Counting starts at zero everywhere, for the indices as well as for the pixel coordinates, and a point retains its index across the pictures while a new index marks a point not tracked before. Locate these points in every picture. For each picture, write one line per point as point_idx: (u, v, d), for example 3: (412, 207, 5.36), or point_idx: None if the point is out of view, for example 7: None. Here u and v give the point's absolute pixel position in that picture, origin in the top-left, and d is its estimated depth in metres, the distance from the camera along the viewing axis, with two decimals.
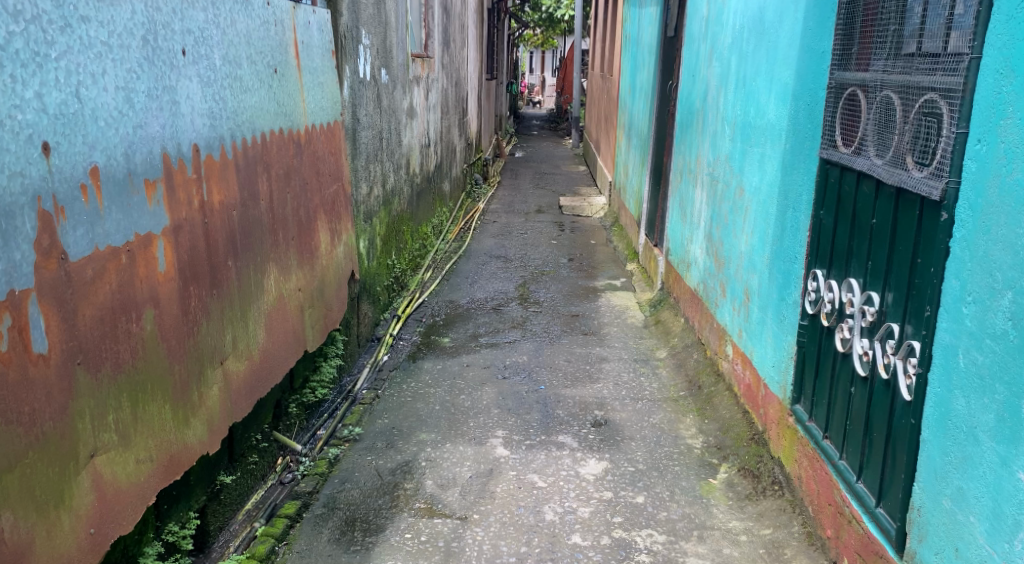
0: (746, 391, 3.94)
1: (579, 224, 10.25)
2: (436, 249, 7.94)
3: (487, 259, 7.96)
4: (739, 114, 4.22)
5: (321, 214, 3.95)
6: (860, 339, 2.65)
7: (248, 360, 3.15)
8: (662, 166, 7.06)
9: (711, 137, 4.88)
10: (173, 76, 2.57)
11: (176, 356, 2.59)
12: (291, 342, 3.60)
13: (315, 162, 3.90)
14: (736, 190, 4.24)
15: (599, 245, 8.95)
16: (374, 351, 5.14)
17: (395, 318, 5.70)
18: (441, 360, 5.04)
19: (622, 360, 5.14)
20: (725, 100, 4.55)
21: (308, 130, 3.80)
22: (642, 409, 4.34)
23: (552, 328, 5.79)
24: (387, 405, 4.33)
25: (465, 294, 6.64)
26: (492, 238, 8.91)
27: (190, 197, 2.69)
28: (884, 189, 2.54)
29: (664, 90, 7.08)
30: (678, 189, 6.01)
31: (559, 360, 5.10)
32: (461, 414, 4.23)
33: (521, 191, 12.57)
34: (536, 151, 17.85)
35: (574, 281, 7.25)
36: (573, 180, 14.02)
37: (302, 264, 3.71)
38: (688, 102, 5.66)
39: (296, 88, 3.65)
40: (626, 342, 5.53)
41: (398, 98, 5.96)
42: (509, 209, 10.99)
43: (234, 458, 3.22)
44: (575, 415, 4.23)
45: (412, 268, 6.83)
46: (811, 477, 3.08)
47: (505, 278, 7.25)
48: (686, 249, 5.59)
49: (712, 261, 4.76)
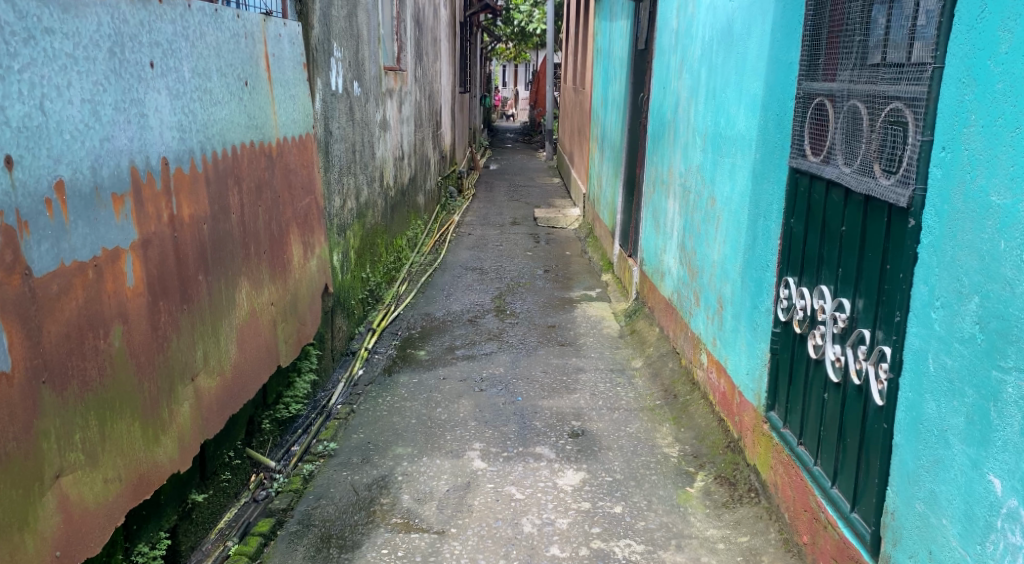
0: (722, 399, 3.96)
1: (554, 235, 10.27)
2: (412, 262, 7.92)
3: (462, 271, 7.95)
4: (709, 124, 4.26)
5: (293, 227, 3.93)
6: (832, 345, 2.66)
7: (220, 376, 3.12)
8: (635, 177, 7.10)
9: (683, 148, 4.91)
10: (142, 89, 2.55)
11: (145, 373, 2.56)
12: (264, 356, 3.56)
13: (287, 175, 3.87)
14: (708, 200, 4.27)
15: (574, 256, 8.97)
16: (349, 365, 5.10)
17: (370, 332, 5.67)
18: (418, 374, 5.01)
19: (599, 371, 5.14)
20: (696, 111, 4.59)
21: (280, 143, 3.78)
22: (619, 419, 4.35)
23: (529, 340, 5.79)
24: (363, 420, 4.30)
25: (441, 306, 6.62)
26: (468, 251, 8.90)
27: (159, 211, 2.66)
28: (853, 197, 2.56)
29: (636, 101, 7.12)
30: (651, 198, 6.04)
31: (536, 372, 5.09)
32: (438, 427, 4.20)
33: (496, 204, 12.59)
34: (510, 163, 17.89)
35: (550, 292, 7.25)
36: (548, 192, 14.06)
37: (274, 278, 3.68)
38: (659, 113, 5.70)
39: (267, 101, 3.63)
40: (602, 353, 5.53)
41: (370, 112, 5.95)
42: (485, 221, 11.00)
43: (206, 476, 3.18)
44: (552, 426, 4.22)
45: (388, 281, 6.81)
46: (786, 483, 3.09)
47: (481, 290, 7.24)
48: (659, 259, 5.62)
49: (685, 271, 4.79)
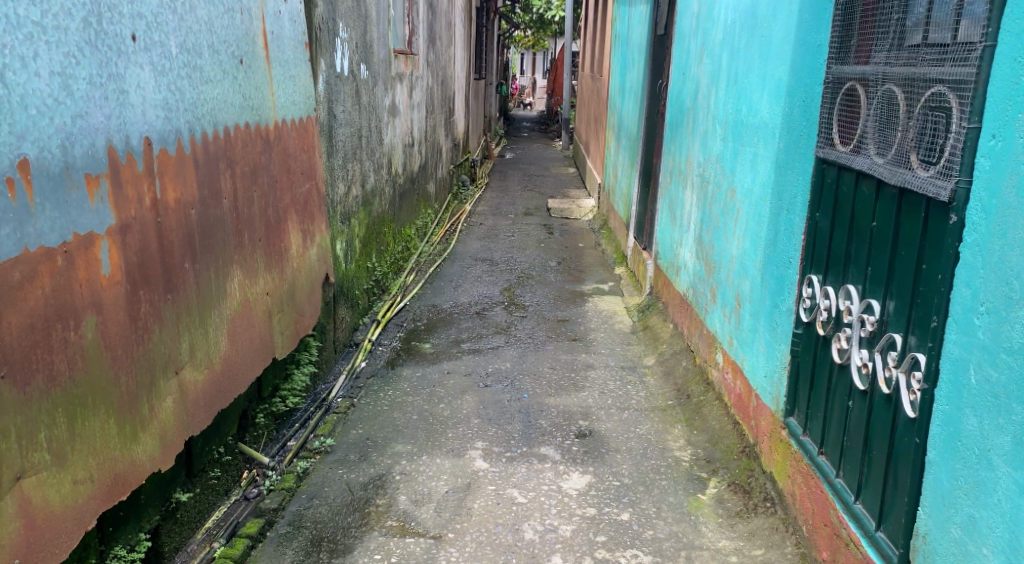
0: (737, 402, 3.79)
1: (567, 226, 10.09)
2: (421, 251, 7.76)
3: (472, 261, 7.79)
4: (731, 112, 4.06)
5: (291, 214, 3.76)
6: (859, 350, 2.48)
7: (209, 369, 2.97)
8: (652, 168, 6.91)
9: (702, 137, 4.71)
10: (121, 63, 2.38)
11: (122, 368, 2.40)
12: (259, 350, 3.41)
13: (286, 159, 3.71)
14: (727, 193, 4.09)
15: (586, 249, 8.78)
16: (351, 357, 4.96)
17: (375, 323, 5.52)
18: (421, 367, 4.85)
19: (609, 368, 4.97)
20: (716, 99, 4.39)
21: (278, 125, 3.62)
22: (629, 420, 4.17)
23: (538, 334, 5.62)
24: (362, 415, 4.14)
25: (448, 298, 6.47)
26: (479, 241, 8.73)
27: (140, 194, 2.50)
28: (885, 190, 2.36)
29: (654, 89, 6.91)
30: (667, 189, 5.85)
31: (544, 368, 4.92)
32: (439, 424, 4.04)
33: (509, 193, 12.42)
34: (525, 153, 17.70)
35: (561, 285, 7.08)
36: (562, 182, 13.88)
37: (270, 267, 3.52)
38: (678, 100, 5.50)
39: (264, 81, 3.46)
40: (613, 349, 5.37)
41: (379, 98, 5.79)
42: (497, 211, 10.83)
43: (193, 474, 3.03)
44: (559, 426, 4.06)
45: (395, 270, 6.66)
46: (805, 494, 2.90)
47: (490, 281, 7.07)
48: (675, 253, 5.43)
49: (702, 266, 4.60)
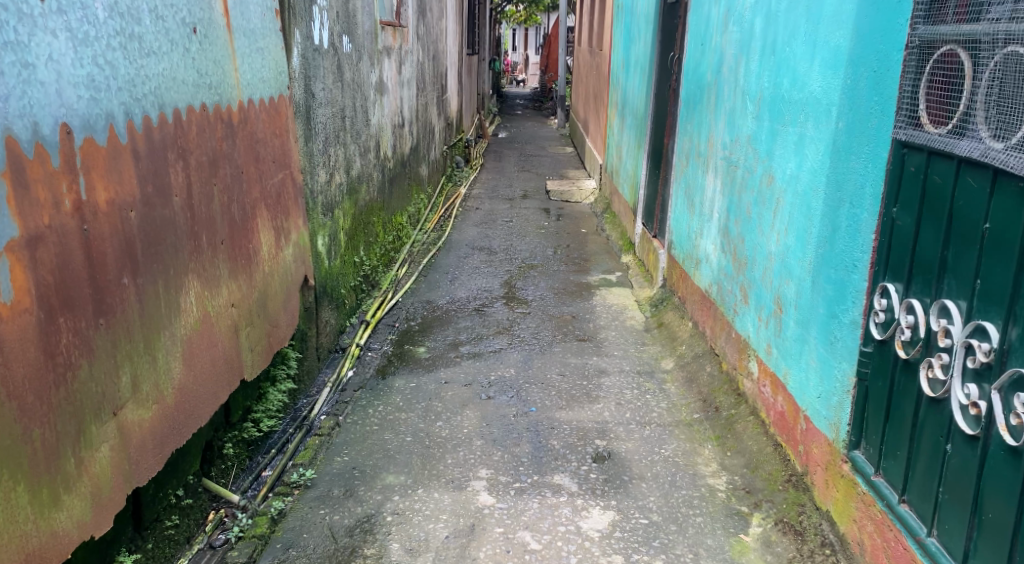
0: (779, 421, 3.30)
1: (567, 211, 9.63)
2: (413, 240, 7.26)
3: (469, 251, 7.31)
4: (767, 86, 3.55)
5: (261, 209, 3.24)
6: (963, 384, 2.01)
7: (160, 403, 2.46)
8: (664, 148, 6.39)
9: (727, 115, 4.21)
10: (22, 28, 1.88)
11: (32, 417, 1.91)
12: (225, 373, 2.91)
13: (253, 145, 3.18)
14: (762, 180, 3.59)
15: (590, 235, 8.35)
16: (337, 365, 4.46)
17: (363, 325, 5.02)
18: (415, 376, 4.34)
19: (624, 374, 4.48)
20: (747, 71, 3.88)
21: (243, 106, 3.08)
22: (651, 437, 3.69)
23: (543, 334, 5.19)
24: (349, 438, 3.62)
25: (444, 293, 6.00)
26: (475, 228, 8.24)
27: (57, 196, 1.98)
28: (1004, 183, 1.92)
29: (665, 62, 6.38)
30: (685, 172, 5.34)
31: (552, 375, 4.43)
32: (437, 447, 3.54)
33: (506, 175, 11.90)
34: (521, 131, 17.13)
35: (565, 276, 6.66)
36: (559, 162, 13.34)
37: (235, 273, 3.01)
38: (696, 74, 4.98)
39: (224, 54, 2.92)
40: (626, 351, 4.90)
41: (364, 74, 5.25)
42: (493, 195, 10.34)
43: (143, 527, 2.55)
44: (573, 447, 3.56)
45: (385, 263, 6.15)
46: (879, 547, 2.41)
47: (488, 273, 6.60)
48: (695, 245, 4.93)
49: (729, 261, 4.11)
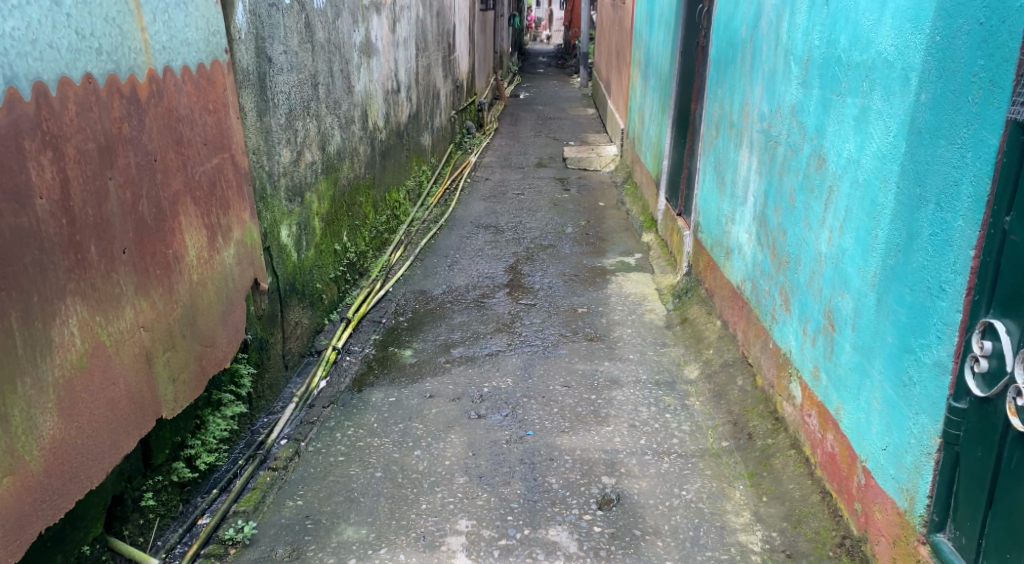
0: (830, 465, 2.67)
1: (585, 183, 9.11)
2: (413, 219, 6.82)
3: (475, 230, 6.97)
4: (819, 45, 2.91)
5: (188, 204, 2.62)
6: None
7: (17, 472, 1.94)
8: (690, 114, 5.72)
9: (768, 79, 3.57)
10: None
11: None
12: (125, 418, 2.27)
13: (174, 124, 2.56)
14: (812, 161, 2.96)
15: (609, 209, 7.93)
16: (309, 373, 3.88)
17: (343, 323, 4.45)
18: (396, 388, 3.75)
19: (640, 386, 3.88)
20: (792, 27, 3.25)
21: (154, 75, 2.45)
22: (671, 474, 3.08)
23: (548, 333, 4.65)
24: (308, 474, 3.04)
25: (441, 281, 5.52)
26: (483, 204, 7.90)
27: None
28: None
29: (695, 16, 5.70)
30: (714, 144, 4.69)
31: (556, 388, 3.83)
32: (411, 486, 2.95)
33: (521, 142, 11.29)
34: (541, 92, 16.37)
35: (578, 260, 6.21)
36: (580, 126, 12.61)
37: (144, 289, 2.38)
38: (730, 30, 4.33)
39: (121, 8, 2.29)
40: (644, 355, 4.31)
41: (343, 34, 4.62)
42: (506, 166, 9.84)
43: None
44: (574, 487, 2.98)
45: (377, 248, 5.64)
46: None
47: (493, 258, 6.18)
48: (725, 231, 4.29)
49: (766, 255, 3.48)
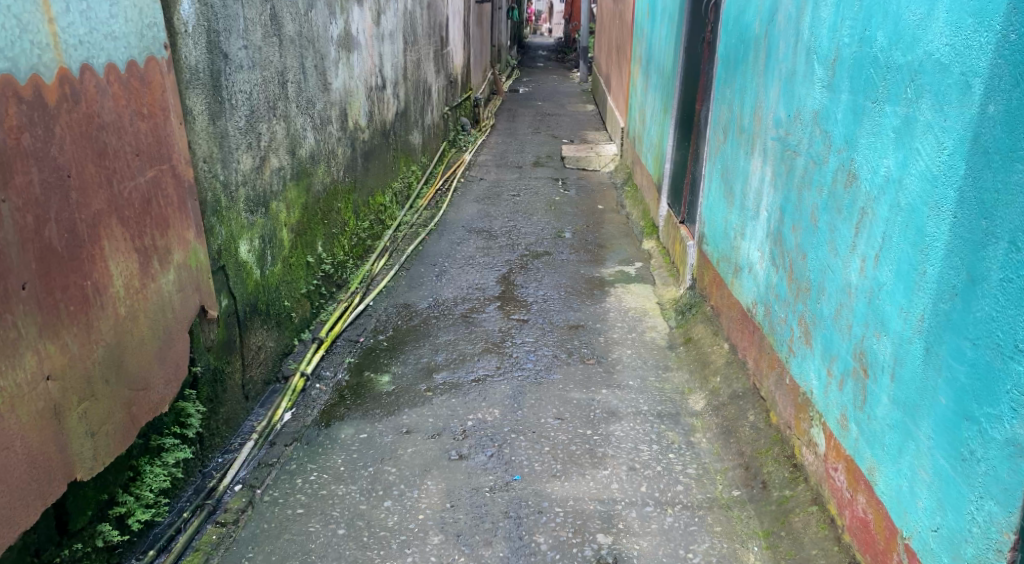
0: (864, 534, 2.29)
1: (583, 183, 8.73)
2: (400, 223, 6.45)
3: (466, 234, 6.59)
4: (847, 43, 2.54)
5: (113, 226, 2.24)
6: None
7: None
8: (695, 114, 5.35)
9: (785, 80, 3.20)
10: None
11: None
12: (22, 487, 1.96)
13: (95, 132, 2.18)
14: (838, 176, 2.59)
15: (607, 213, 7.55)
16: (273, 404, 3.53)
17: (315, 344, 4.08)
18: (369, 422, 3.40)
19: (641, 418, 3.49)
20: (814, 22, 2.88)
21: (67, 74, 2.08)
22: (676, 531, 2.75)
23: (542, 353, 4.24)
24: (263, 529, 2.72)
25: (427, 292, 5.14)
26: (476, 206, 7.52)
27: None
28: None
29: (701, 10, 5.33)
30: (721, 149, 4.32)
31: (547, 420, 3.46)
32: (376, 547, 2.65)
33: (518, 140, 10.91)
34: (540, 87, 15.96)
35: (574, 269, 5.84)
36: (579, 123, 12.22)
37: (49, 329, 2.02)
38: (740, 26, 3.98)
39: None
40: (646, 381, 3.90)
41: (317, 26, 4.23)
42: (502, 165, 9.46)
43: None
44: (563, 548, 2.66)
45: (358, 256, 5.28)
46: None
47: (485, 265, 5.81)
48: (733, 246, 3.92)
49: (781, 279, 3.11)
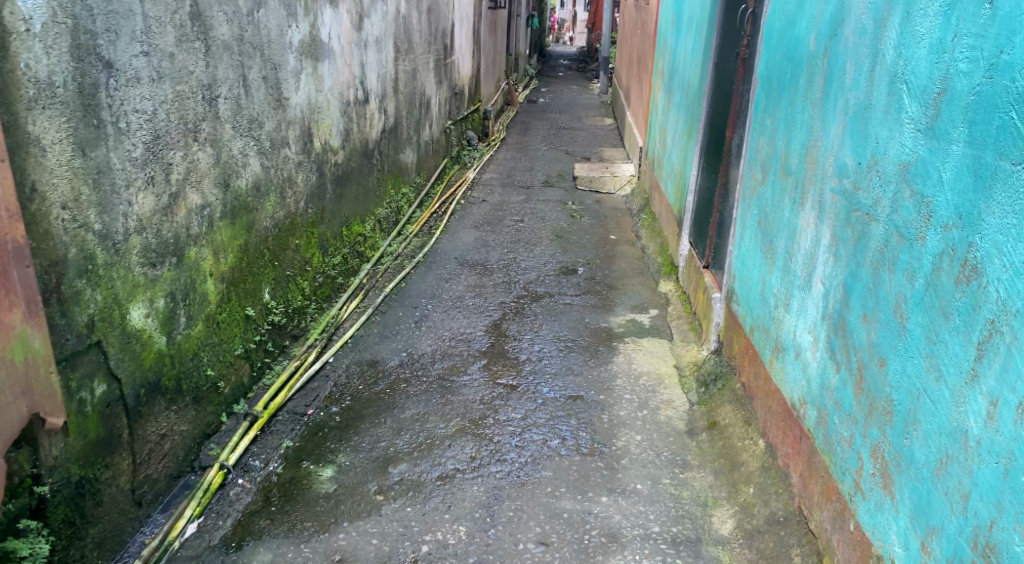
0: None
1: (596, 208, 7.95)
2: (384, 254, 5.71)
3: (458, 267, 5.83)
4: (961, 72, 1.79)
5: None
6: None
7: None
8: (724, 141, 4.55)
9: (852, 115, 2.42)
10: None
11: None
12: None
13: None
14: (943, 263, 1.80)
15: (621, 244, 6.75)
16: (176, 507, 2.79)
17: (247, 422, 3.28)
18: (296, 541, 2.70)
19: (651, 545, 2.76)
20: (898, 40, 2.12)
21: None
22: None
23: (533, 434, 3.48)
24: None
25: (403, 343, 4.38)
26: (474, 233, 6.75)
27: None
28: None
29: (736, 22, 4.54)
30: (759, 192, 3.53)
31: (527, 545, 2.73)
32: None
33: (529, 156, 10.14)
34: (558, 98, 15.17)
35: (579, 315, 5.05)
36: (596, 138, 11.42)
37: None
38: (793, 39, 3.19)
39: None
40: (657, 483, 3.13)
41: (266, 29, 3.50)
42: (509, 184, 8.69)
43: None
44: None
45: (325, 298, 4.54)
46: None
47: (475, 308, 5.05)
48: (774, 318, 3.14)
49: (842, 385, 2.34)
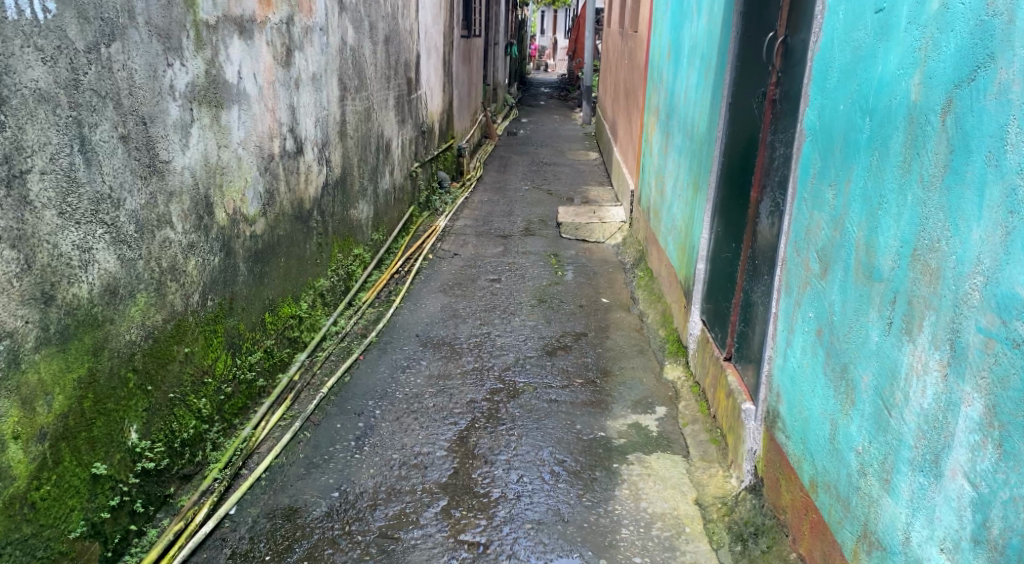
0: None
1: (584, 261, 6.96)
2: (327, 334, 4.66)
3: (421, 347, 4.81)
4: None
5: None
6: None
7: None
8: (747, 206, 3.56)
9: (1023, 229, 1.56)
10: None
11: None
12: None
13: None
14: None
15: (615, 310, 5.73)
16: None
17: None
18: None
19: None
20: None
21: None
22: None
23: None
24: None
25: (339, 473, 3.33)
26: (443, 298, 5.74)
27: None
28: None
29: (762, 52, 3.56)
30: (819, 290, 2.52)
31: None
32: None
33: (508, 197, 9.16)
34: (540, 128, 14.25)
35: (569, 417, 4.02)
36: (581, 174, 10.47)
37: None
38: (874, 79, 2.19)
39: None
40: None
41: (120, 73, 2.49)
42: (485, 232, 7.70)
43: None
44: None
45: (235, 412, 3.49)
46: None
47: (438, 406, 4.00)
48: (858, 491, 2.14)
49: None
